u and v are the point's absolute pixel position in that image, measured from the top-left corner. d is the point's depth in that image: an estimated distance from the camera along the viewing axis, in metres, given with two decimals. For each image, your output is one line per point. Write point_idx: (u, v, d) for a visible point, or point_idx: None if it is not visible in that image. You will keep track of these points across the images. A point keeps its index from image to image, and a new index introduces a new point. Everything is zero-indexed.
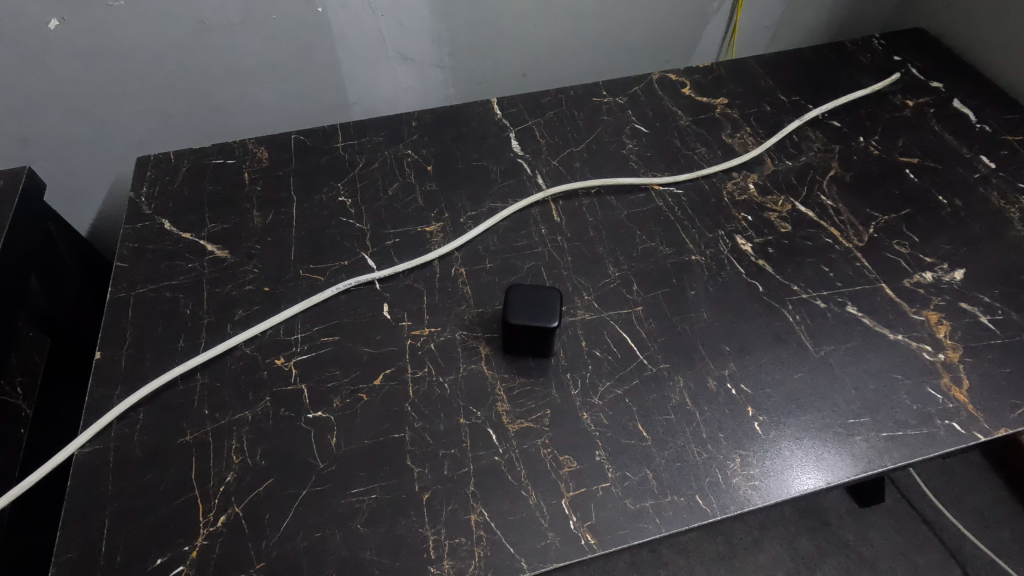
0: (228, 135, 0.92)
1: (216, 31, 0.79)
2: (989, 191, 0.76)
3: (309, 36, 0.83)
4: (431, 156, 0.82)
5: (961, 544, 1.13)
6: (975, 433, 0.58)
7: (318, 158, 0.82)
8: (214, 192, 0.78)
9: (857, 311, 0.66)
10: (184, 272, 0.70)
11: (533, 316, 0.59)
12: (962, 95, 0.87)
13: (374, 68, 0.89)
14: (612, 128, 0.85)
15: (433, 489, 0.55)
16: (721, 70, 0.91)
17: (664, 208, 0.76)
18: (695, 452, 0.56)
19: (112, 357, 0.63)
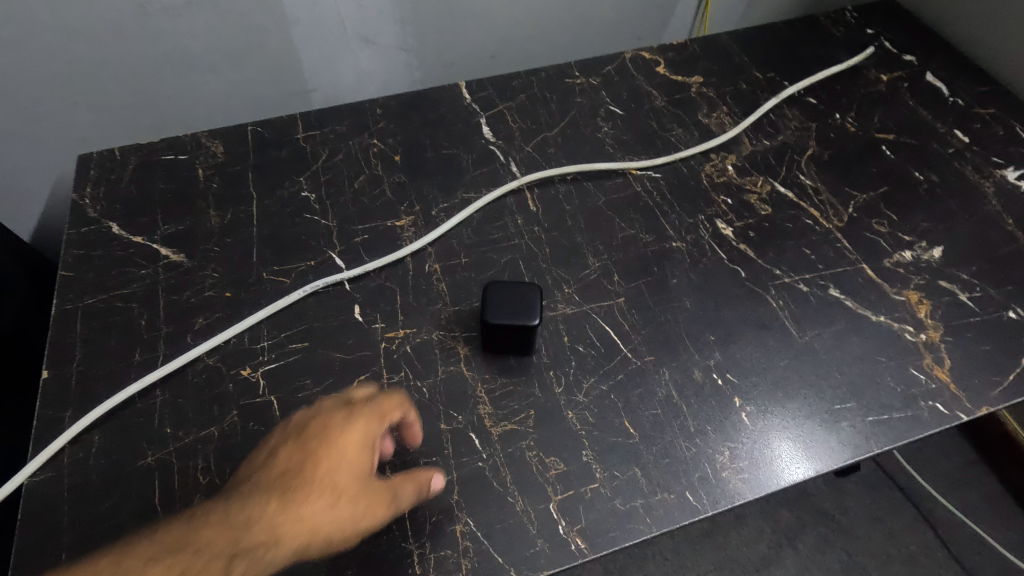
0: (179, 127, 0.86)
1: (157, 15, 0.73)
2: (964, 166, 0.76)
3: (261, 19, 0.77)
4: (399, 145, 0.78)
5: (932, 507, 1.16)
6: (958, 413, 0.58)
7: (277, 151, 0.77)
8: (166, 191, 0.73)
9: (839, 294, 0.65)
10: (137, 280, 0.66)
11: (517, 315, 0.56)
12: (934, 68, 0.86)
13: (333, 53, 0.84)
14: (586, 111, 0.82)
15: (416, 500, 0.52)
16: (695, 47, 0.89)
17: (643, 194, 0.73)
18: (683, 447, 0.55)
19: (62, 375, 0.59)
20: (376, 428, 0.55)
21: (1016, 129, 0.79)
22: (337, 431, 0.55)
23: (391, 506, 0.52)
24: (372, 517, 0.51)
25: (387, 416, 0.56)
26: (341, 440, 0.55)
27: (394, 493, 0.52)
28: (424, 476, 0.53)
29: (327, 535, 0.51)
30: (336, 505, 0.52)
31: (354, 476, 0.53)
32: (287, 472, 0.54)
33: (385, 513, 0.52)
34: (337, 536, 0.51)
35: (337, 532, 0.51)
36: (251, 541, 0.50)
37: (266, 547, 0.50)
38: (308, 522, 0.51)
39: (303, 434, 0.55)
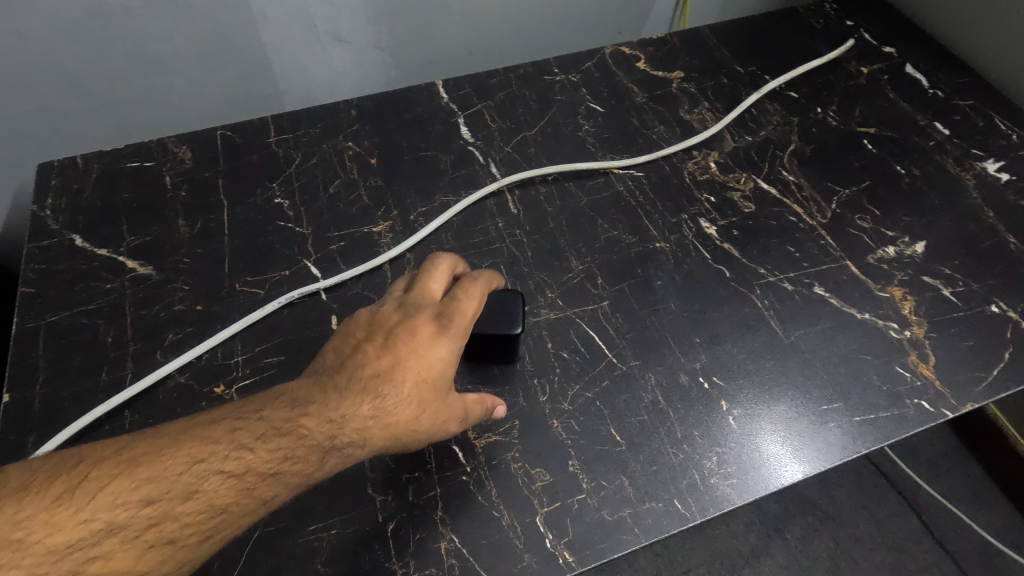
0: (145, 132, 0.83)
1: (115, 15, 0.70)
2: (945, 159, 0.76)
3: (226, 18, 0.74)
4: (375, 148, 0.76)
5: (917, 494, 1.17)
6: (943, 411, 0.57)
7: (248, 156, 0.74)
8: (132, 200, 0.70)
9: (824, 292, 0.65)
10: (102, 295, 0.63)
11: (494, 324, 0.55)
12: (914, 60, 0.86)
13: (304, 52, 0.82)
14: (566, 108, 0.80)
15: (399, 518, 0.51)
16: (675, 41, 0.87)
17: (625, 193, 0.72)
18: (670, 454, 0.54)
19: (24, 398, 0.56)
20: (463, 327, 0.51)
21: (995, 121, 0.79)
22: (425, 331, 0.50)
23: (463, 422, 0.51)
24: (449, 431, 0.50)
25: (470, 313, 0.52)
26: (436, 348, 0.49)
27: (470, 411, 0.51)
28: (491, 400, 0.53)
29: (405, 444, 0.49)
30: (424, 417, 0.48)
31: (443, 386, 0.49)
32: (377, 375, 0.48)
33: (456, 429, 0.51)
34: (413, 444, 0.49)
35: (417, 442, 0.49)
36: (342, 441, 0.45)
37: (357, 448, 0.46)
38: (396, 430, 0.47)
39: (390, 337, 0.49)
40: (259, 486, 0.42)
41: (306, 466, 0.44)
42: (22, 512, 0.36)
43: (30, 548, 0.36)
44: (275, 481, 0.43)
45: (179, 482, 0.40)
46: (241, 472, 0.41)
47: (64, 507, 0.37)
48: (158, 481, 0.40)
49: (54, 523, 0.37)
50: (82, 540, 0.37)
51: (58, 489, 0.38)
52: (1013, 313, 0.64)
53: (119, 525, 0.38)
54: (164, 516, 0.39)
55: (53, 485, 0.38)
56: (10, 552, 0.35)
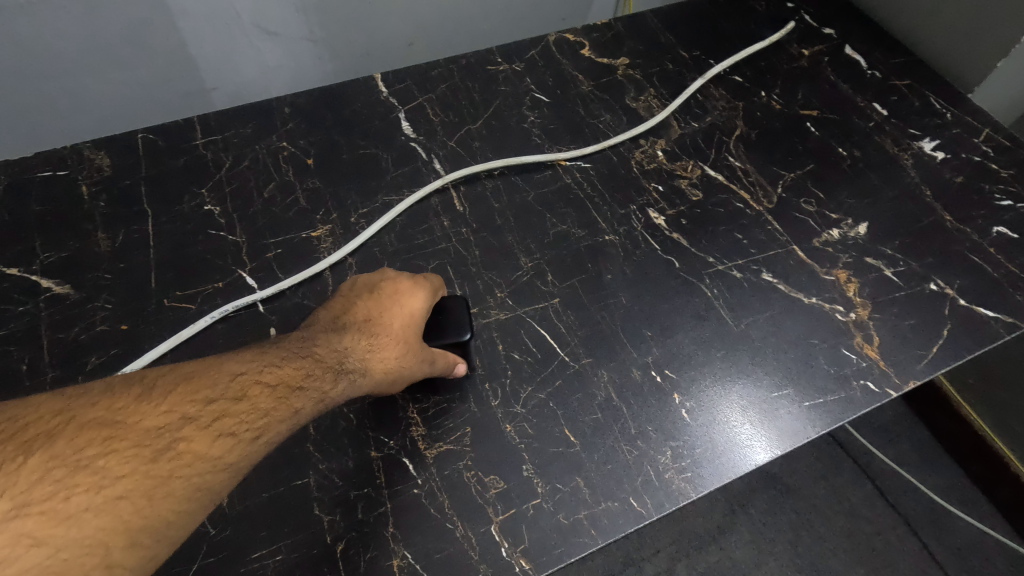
0: (59, 139, 0.77)
1: (10, 12, 0.64)
2: (884, 139, 0.77)
3: (139, 12, 0.69)
4: (311, 147, 0.72)
5: (870, 461, 1.22)
6: (888, 390, 0.59)
7: (173, 161, 0.70)
8: (44, 213, 0.65)
9: (772, 278, 0.65)
10: (15, 319, 0.58)
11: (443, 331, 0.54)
12: (853, 41, 0.87)
13: (231, 47, 0.77)
14: (510, 99, 0.78)
15: (348, 538, 0.49)
16: (619, 27, 0.86)
17: (573, 186, 0.71)
18: (625, 451, 0.54)
19: None
20: (434, 292, 0.55)
21: (930, 100, 0.81)
22: (405, 288, 0.53)
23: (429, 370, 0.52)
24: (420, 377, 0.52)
25: (438, 285, 0.56)
26: (415, 300, 0.52)
27: (440, 359, 0.53)
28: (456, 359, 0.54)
29: (389, 381, 0.50)
30: (406, 353, 0.50)
31: (417, 330, 0.52)
32: (367, 319, 0.50)
33: (420, 374, 0.52)
34: (395, 385, 0.51)
35: (398, 382, 0.51)
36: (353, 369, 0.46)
37: (364, 378, 0.47)
38: (385, 365, 0.49)
39: (374, 290, 0.52)
40: (306, 394, 0.42)
41: (332, 383, 0.44)
42: (110, 401, 0.33)
43: (126, 429, 0.33)
44: (319, 388, 0.43)
45: (230, 387, 0.38)
46: (277, 382, 0.40)
47: (143, 400, 0.34)
48: (215, 382, 0.38)
49: (141, 410, 0.33)
50: (165, 426, 0.34)
51: (132, 386, 0.34)
52: (950, 289, 0.65)
53: (192, 417, 0.35)
54: (227, 411, 0.37)
55: (129, 383, 0.35)
56: (111, 429, 0.32)
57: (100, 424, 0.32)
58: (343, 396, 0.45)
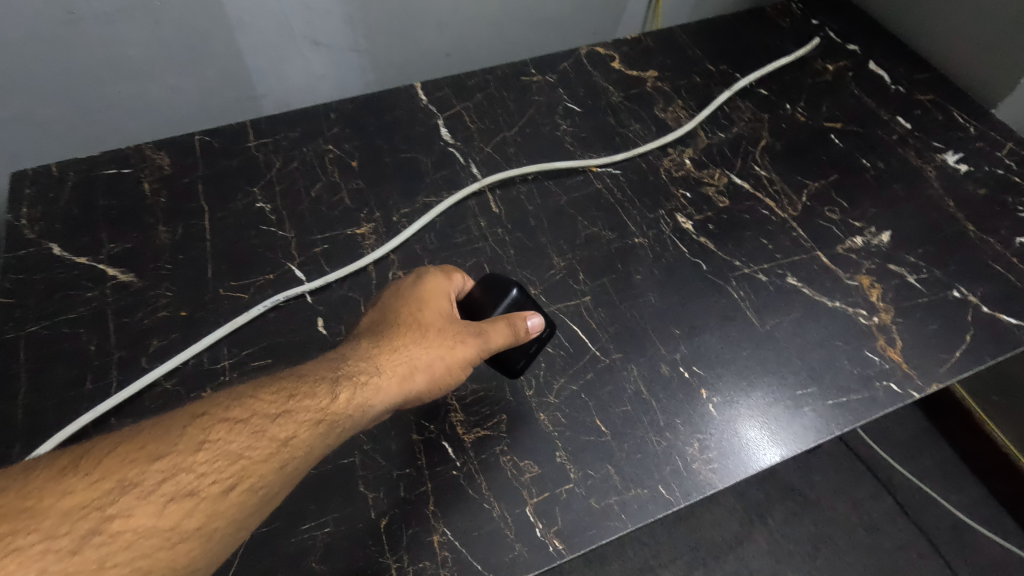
0: (120, 140, 0.82)
1: (87, 22, 0.69)
2: (908, 151, 0.79)
3: (202, 24, 0.74)
4: (355, 151, 0.76)
5: (891, 475, 1.21)
6: (910, 391, 0.60)
7: (228, 161, 0.74)
8: (110, 207, 0.70)
9: (796, 282, 0.67)
10: (83, 303, 0.63)
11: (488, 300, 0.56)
12: (876, 57, 0.89)
13: (282, 57, 0.82)
14: (544, 108, 0.82)
15: (391, 514, 0.52)
16: (649, 41, 0.89)
17: (603, 191, 0.74)
18: (654, 442, 0.56)
19: (8, 409, 0.56)
20: (447, 283, 0.57)
21: (953, 114, 0.83)
22: (410, 288, 0.55)
23: (487, 341, 0.53)
24: (479, 353, 0.53)
25: (453, 275, 0.57)
26: (433, 292, 0.55)
27: (489, 326, 0.54)
28: (516, 318, 0.54)
29: (431, 368, 0.52)
30: (433, 337, 0.53)
31: (442, 314, 0.54)
32: (373, 325, 0.54)
33: (477, 348, 0.53)
34: (443, 372, 0.52)
35: (443, 367, 0.52)
36: (356, 381, 0.48)
37: (372, 388, 0.48)
38: (414, 355, 0.51)
39: (379, 302, 0.56)
40: (284, 427, 0.43)
41: (322, 404, 0.45)
42: (28, 487, 0.35)
43: (42, 516, 0.34)
44: (296, 418, 0.44)
45: (181, 440, 0.40)
46: (238, 422, 0.42)
47: (68, 476, 0.36)
48: (162, 440, 0.39)
49: (63, 489, 0.35)
50: (95, 502, 0.36)
51: (62, 463, 0.37)
52: (973, 297, 0.67)
53: (131, 484, 0.37)
54: (176, 470, 0.38)
55: (58, 460, 0.37)
56: (20, 520, 0.33)
57: (8, 515, 0.33)
58: (338, 409, 0.46)
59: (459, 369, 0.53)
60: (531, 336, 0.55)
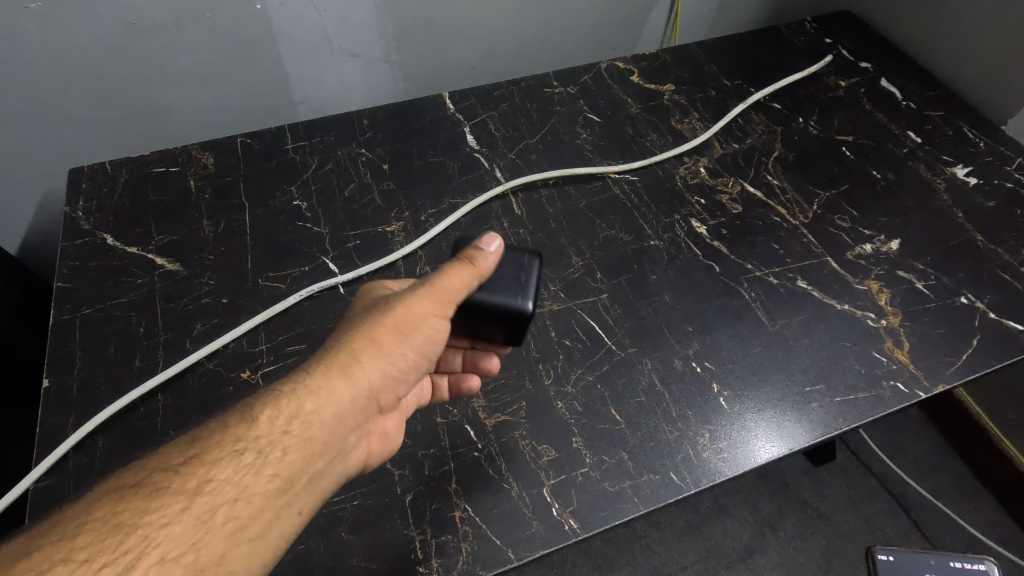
0: (167, 141, 0.88)
1: (147, 31, 0.75)
2: (918, 165, 0.82)
3: (248, 35, 0.80)
4: (386, 155, 0.81)
5: (905, 491, 1.20)
6: (917, 391, 0.62)
7: (268, 161, 0.79)
8: (158, 202, 0.75)
9: (806, 285, 0.70)
10: (134, 289, 0.67)
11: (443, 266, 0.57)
12: (888, 75, 0.92)
13: (320, 66, 0.87)
14: (565, 118, 0.86)
15: (416, 490, 0.55)
16: (667, 57, 0.94)
17: (621, 196, 0.77)
18: (666, 431, 0.59)
19: (63, 383, 0.60)
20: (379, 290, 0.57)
21: (963, 130, 0.85)
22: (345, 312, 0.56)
23: (438, 285, 0.52)
24: (435, 304, 0.52)
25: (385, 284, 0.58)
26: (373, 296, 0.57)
27: (431, 275, 0.53)
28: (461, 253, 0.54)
29: (377, 348, 0.51)
30: (372, 318, 0.52)
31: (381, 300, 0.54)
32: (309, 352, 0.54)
33: (424, 297, 0.51)
34: (392, 345, 0.51)
35: (390, 337, 0.51)
36: (281, 396, 0.47)
37: (303, 399, 0.47)
38: (354, 343, 0.51)
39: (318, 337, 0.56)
40: (191, 477, 0.41)
41: (240, 432, 0.44)
42: None
43: None
44: (207, 460, 0.42)
45: (68, 526, 0.37)
46: (133, 490, 0.40)
47: None
48: (46, 534, 0.37)
49: None
50: None
51: None
52: (980, 303, 0.69)
53: None
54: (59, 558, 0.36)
55: None
56: None
57: None
58: (252, 436, 0.44)
59: (413, 335, 0.52)
60: (490, 256, 0.54)
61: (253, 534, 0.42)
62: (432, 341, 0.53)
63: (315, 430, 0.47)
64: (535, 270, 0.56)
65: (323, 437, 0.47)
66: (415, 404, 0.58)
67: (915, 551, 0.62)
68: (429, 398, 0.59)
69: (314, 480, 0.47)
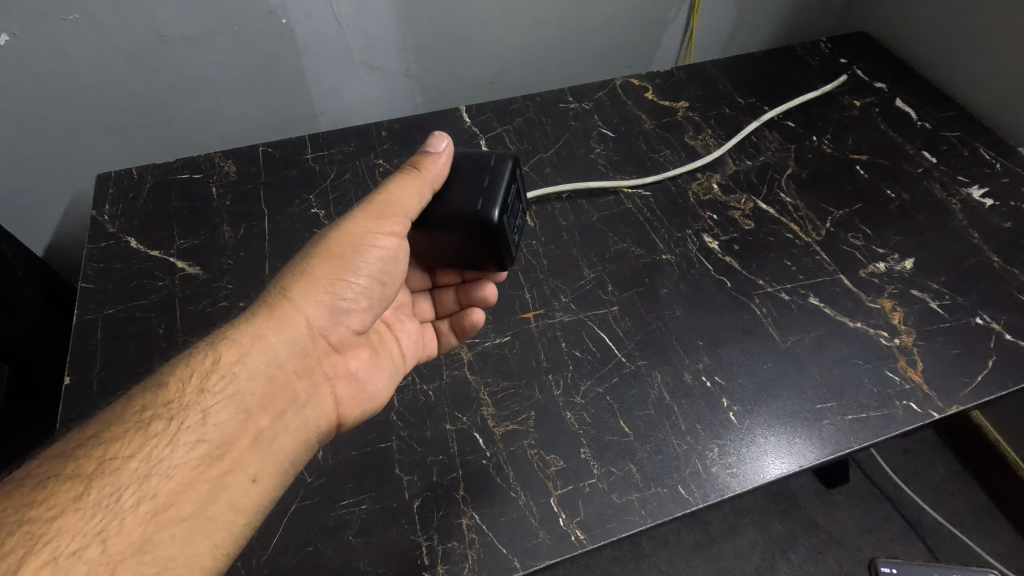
0: (191, 149, 0.90)
1: (176, 43, 0.78)
2: (933, 184, 0.82)
3: (274, 48, 0.82)
4: (403, 165, 0.82)
5: (919, 517, 1.18)
6: (930, 411, 0.61)
7: (288, 170, 0.81)
8: (181, 208, 0.77)
9: (819, 302, 0.70)
10: (155, 291, 0.69)
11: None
12: (903, 95, 0.93)
13: (341, 79, 0.89)
14: (579, 133, 0.87)
15: (423, 496, 0.55)
16: (681, 75, 0.95)
17: (633, 210, 0.78)
18: (675, 444, 0.59)
19: (83, 381, 0.62)
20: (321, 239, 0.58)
21: (980, 151, 0.85)
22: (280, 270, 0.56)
23: (379, 208, 0.53)
24: (380, 218, 0.52)
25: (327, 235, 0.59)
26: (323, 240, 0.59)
27: (372, 195, 0.54)
28: (406, 163, 0.54)
29: (315, 285, 0.52)
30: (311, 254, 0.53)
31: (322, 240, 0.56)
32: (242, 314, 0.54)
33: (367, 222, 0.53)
34: (330, 278, 0.52)
35: (327, 264, 0.52)
36: (197, 356, 0.47)
37: (223, 352, 0.48)
38: (289, 284, 0.51)
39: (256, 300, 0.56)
40: (89, 460, 0.40)
41: (147, 402, 0.44)
42: None
43: None
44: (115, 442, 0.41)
45: None
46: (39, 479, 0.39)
47: None
48: None
49: None
50: None
51: None
52: (996, 324, 0.68)
53: None
54: None
55: None
56: None
57: None
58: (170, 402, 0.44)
59: (354, 261, 0.52)
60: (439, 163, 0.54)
61: (181, 514, 0.41)
62: (380, 266, 0.53)
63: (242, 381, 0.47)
64: (506, 173, 0.53)
65: (252, 389, 0.48)
66: (417, 356, 0.62)
67: (920, 565, 0.63)
68: (434, 348, 0.64)
69: (255, 442, 0.47)
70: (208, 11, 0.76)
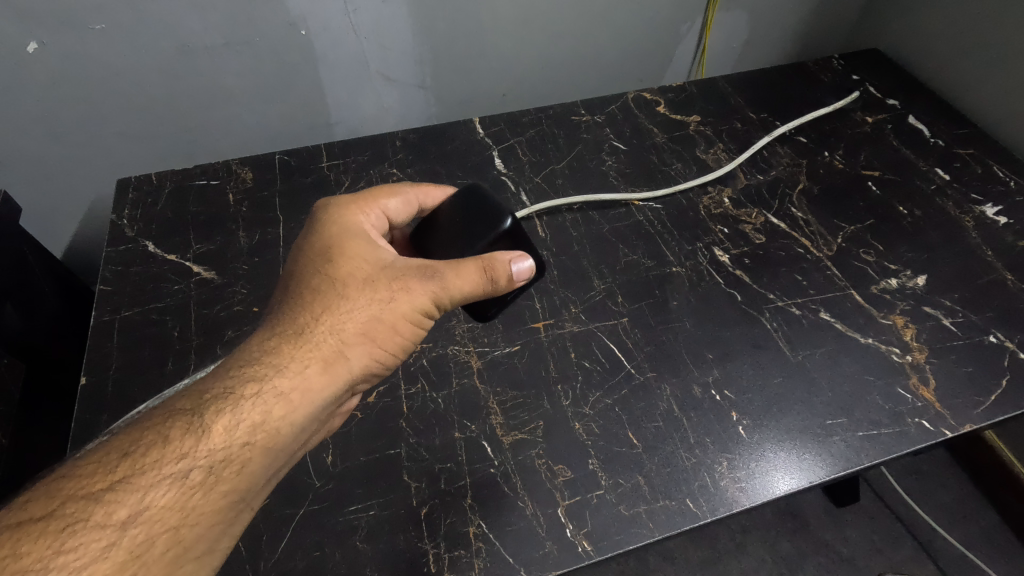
0: (208, 155, 0.92)
1: (199, 53, 0.80)
2: (946, 202, 0.81)
3: (293, 59, 0.84)
4: (416, 175, 0.83)
5: (932, 539, 1.15)
6: (943, 430, 0.61)
7: (304, 178, 0.82)
8: (198, 213, 0.78)
9: (829, 317, 0.70)
10: (171, 294, 0.70)
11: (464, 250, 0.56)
12: (916, 112, 0.93)
13: (357, 90, 0.91)
14: (591, 145, 0.88)
15: (432, 504, 0.56)
16: (693, 89, 0.96)
17: (644, 222, 0.78)
18: (684, 457, 0.58)
19: (99, 382, 0.63)
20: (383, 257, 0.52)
21: (993, 169, 0.85)
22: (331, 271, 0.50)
23: (448, 288, 0.51)
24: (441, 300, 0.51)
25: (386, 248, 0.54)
26: (370, 243, 0.53)
27: (449, 274, 0.51)
28: (488, 262, 0.52)
29: (368, 344, 0.49)
30: (371, 301, 0.49)
31: (383, 269, 0.51)
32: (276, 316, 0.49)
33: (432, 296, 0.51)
34: (382, 341, 0.50)
35: (384, 332, 0.50)
36: (246, 403, 0.44)
37: (273, 407, 0.44)
38: (346, 335, 0.48)
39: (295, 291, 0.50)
40: (122, 504, 0.39)
41: (187, 447, 0.41)
42: None
43: None
44: (151, 487, 0.40)
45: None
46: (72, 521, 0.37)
47: None
48: None
49: None
50: None
51: None
52: (1010, 343, 0.67)
53: None
54: None
55: None
56: None
57: None
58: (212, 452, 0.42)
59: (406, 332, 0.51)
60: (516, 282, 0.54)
61: (195, 554, 0.42)
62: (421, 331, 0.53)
63: (283, 439, 0.45)
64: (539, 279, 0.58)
65: (288, 444, 0.46)
66: None
67: None
68: None
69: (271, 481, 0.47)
70: (231, 23, 0.78)
